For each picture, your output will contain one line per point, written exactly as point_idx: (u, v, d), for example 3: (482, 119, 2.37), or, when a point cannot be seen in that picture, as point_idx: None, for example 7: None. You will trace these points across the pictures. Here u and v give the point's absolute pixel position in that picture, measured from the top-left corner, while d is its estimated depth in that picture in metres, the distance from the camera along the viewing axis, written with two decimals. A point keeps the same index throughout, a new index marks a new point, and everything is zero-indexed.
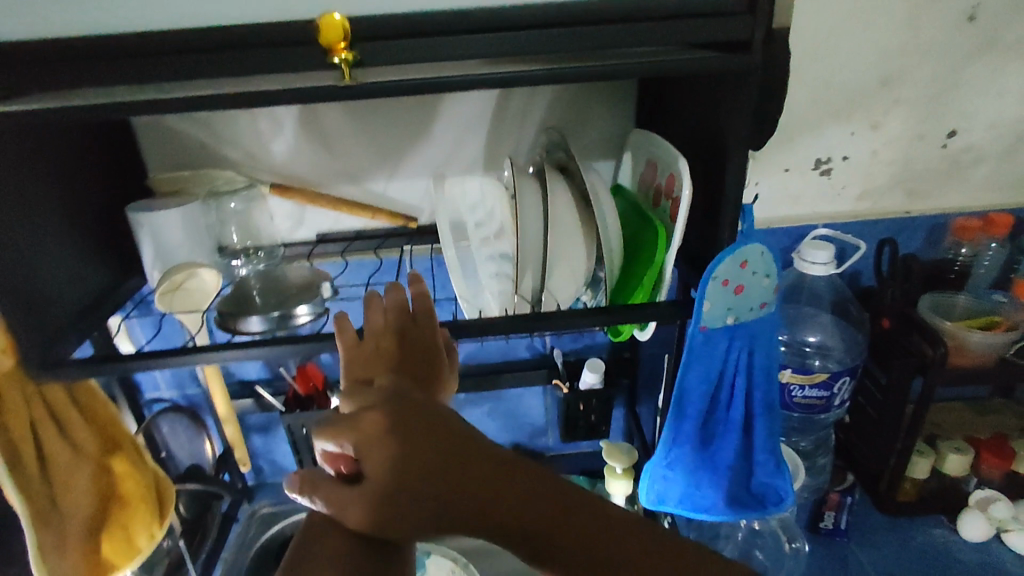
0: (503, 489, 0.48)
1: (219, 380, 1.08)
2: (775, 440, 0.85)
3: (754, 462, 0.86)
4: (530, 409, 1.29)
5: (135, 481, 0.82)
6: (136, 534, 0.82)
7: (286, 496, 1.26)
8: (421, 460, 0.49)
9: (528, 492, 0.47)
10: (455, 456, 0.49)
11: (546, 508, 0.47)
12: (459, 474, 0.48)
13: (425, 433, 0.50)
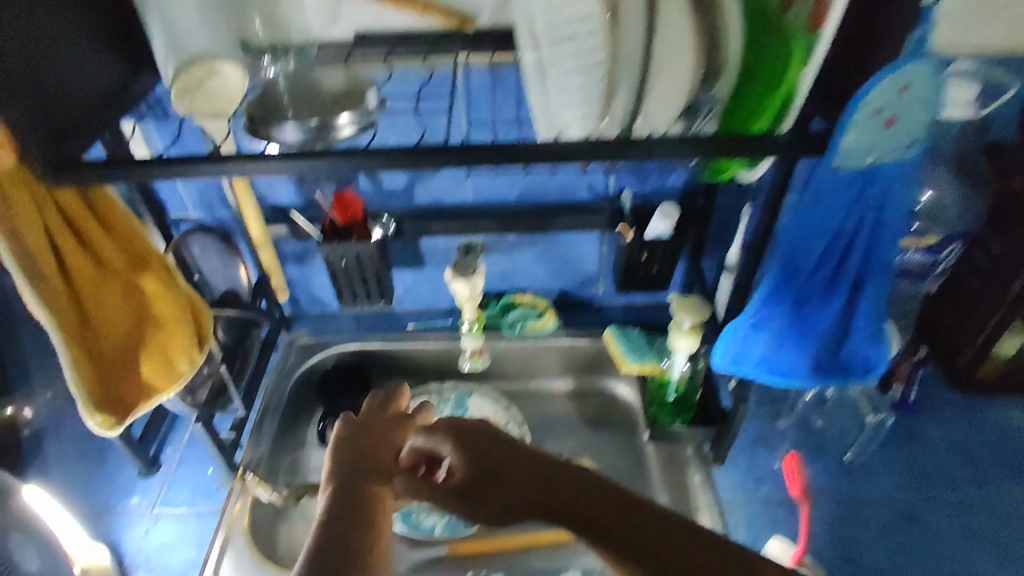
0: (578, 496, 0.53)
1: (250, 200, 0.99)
2: (881, 307, 0.74)
3: (850, 330, 0.76)
4: (582, 257, 1.19)
5: (168, 302, 0.75)
6: (176, 359, 0.77)
7: (326, 328, 1.24)
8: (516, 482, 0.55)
9: (604, 512, 0.51)
10: (554, 491, 0.54)
11: (638, 533, 0.50)
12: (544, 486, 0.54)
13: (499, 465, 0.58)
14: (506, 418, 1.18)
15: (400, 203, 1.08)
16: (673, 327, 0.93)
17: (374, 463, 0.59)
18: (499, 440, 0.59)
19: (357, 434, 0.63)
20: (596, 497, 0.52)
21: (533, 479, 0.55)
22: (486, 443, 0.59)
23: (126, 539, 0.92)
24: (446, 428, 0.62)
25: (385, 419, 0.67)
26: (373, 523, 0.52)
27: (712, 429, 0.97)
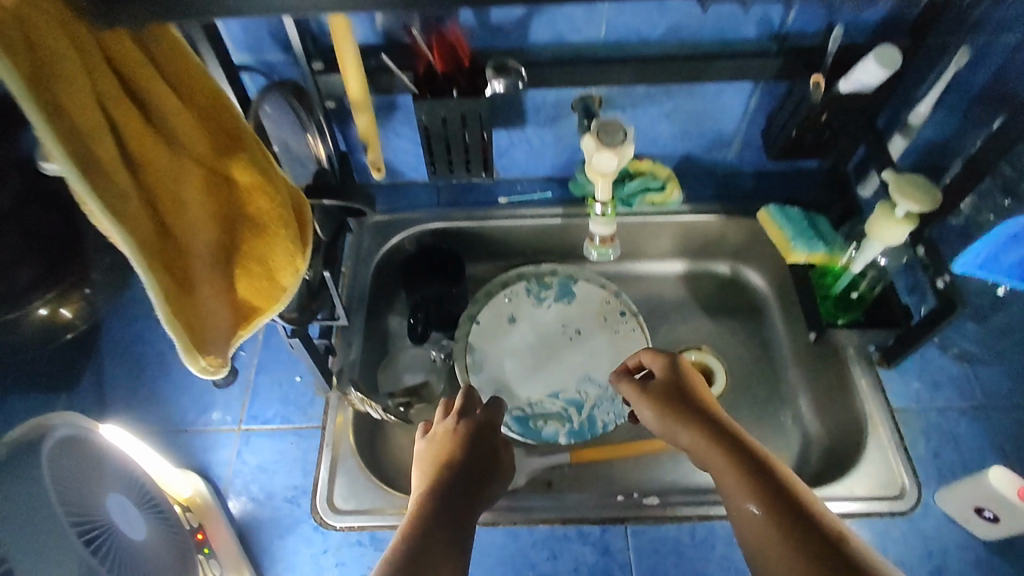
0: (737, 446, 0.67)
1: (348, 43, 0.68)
2: None
3: None
4: (723, 114, 0.94)
5: (266, 198, 0.53)
6: (278, 271, 0.57)
7: (398, 202, 1.01)
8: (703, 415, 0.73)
9: (751, 475, 0.64)
10: (738, 439, 0.68)
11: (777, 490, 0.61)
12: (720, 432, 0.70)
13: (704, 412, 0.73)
14: (621, 305, 1.01)
15: (511, 42, 0.81)
16: (880, 213, 0.74)
17: (460, 467, 0.69)
18: (709, 411, 0.73)
19: (464, 441, 0.72)
20: (747, 460, 0.65)
21: (742, 459, 0.65)
22: (678, 381, 0.78)
23: (219, 462, 0.80)
24: (673, 390, 0.77)
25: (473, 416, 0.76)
26: (458, 518, 0.63)
27: (894, 331, 0.82)
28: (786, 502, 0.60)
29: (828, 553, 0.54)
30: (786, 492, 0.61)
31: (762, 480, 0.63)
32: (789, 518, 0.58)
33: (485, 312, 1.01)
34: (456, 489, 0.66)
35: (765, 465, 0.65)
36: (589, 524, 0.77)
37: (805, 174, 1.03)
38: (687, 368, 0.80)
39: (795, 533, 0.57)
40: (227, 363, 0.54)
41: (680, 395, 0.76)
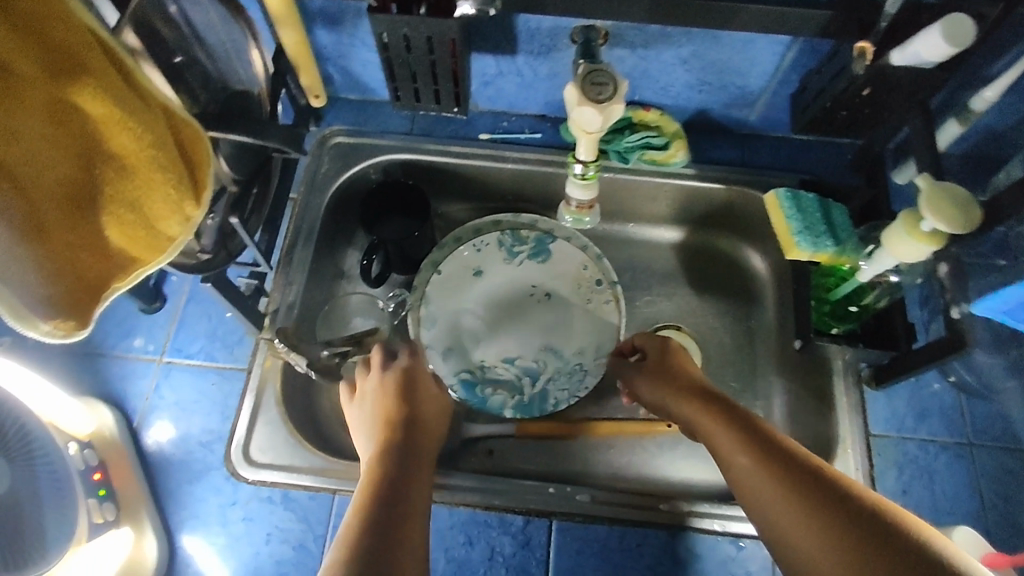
0: (730, 420, 0.63)
1: None
2: None
3: None
4: (750, 67, 0.79)
5: (130, 133, 0.44)
6: (159, 219, 0.49)
7: (367, 124, 0.90)
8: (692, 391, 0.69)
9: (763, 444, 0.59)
10: (731, 412, 0.64)
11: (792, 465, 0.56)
12: (713, 406, 0.66)
13: (694, 389, 0.70)
14: (598, 273, 0.91)
15: None
16: (903, 224, 0.62)
17: (411, 421, 0.67)
18: (696, 382, 0.71)
19: (404, 388, 0.70)
20: (749, 431, 0.61)
21: (732, 419, 0.63)
22: (670, 359, 0.75)
23: (134, 394, 0.75)
24: (663, 366, 0.74)
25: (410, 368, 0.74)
26: (414, 467, 0.61)
27: (888, 354, 0.73)
28: (783, 451, 0.58)
29: (834, 498, 0.52)
30: (780, 442, 0.59)
31: (755, 434, 0.60)
32: (788, 465, 0.56)
33: (449, 259, 0.92)
34: (413, 442, 0.65)
35: (752, 421, 0.62)
36: (512, 513, 0.72)
37: (833, 149, 0.89)
38: (677, 349, 0.77)
39: (792, 477, 0.55)
40: (86, 327, 0.48)
41: (671, 373, 0.73)
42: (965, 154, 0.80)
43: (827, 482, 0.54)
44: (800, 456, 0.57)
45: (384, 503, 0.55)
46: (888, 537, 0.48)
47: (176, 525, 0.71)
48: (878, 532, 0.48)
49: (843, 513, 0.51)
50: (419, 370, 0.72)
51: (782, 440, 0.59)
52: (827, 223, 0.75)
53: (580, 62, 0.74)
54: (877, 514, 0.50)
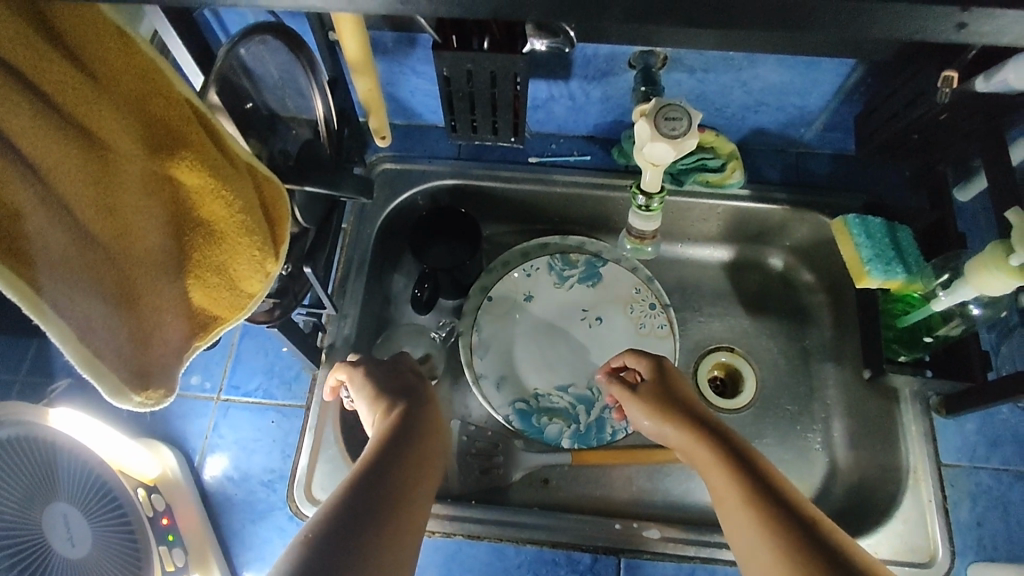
0: (723, 455, 0.63)
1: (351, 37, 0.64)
2: None
3: None
4: (812, 89, 0.77)
5: (218, 198, 0.43)
6: (242, 279, 0.48)
7: (414, 149, 0.88)
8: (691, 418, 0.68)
9: (756, 485, 0.59)
10: (726, 444, 0.63)
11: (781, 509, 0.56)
12: (708, 436, 0.65)
13: (691, 414, 0.68)
14: (651, 296, 0.90)
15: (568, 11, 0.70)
16: (991, 257, 0.60)
17: (405, 423, 0.62)
18: (691, 405, 0.70)
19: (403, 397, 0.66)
20: (745, 470, 0.60)
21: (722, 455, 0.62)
22: (667, 378, 0.74)
23: (194, 434, 0.75)
24: (663, 387, 0.73)
25: (389, 369, 0.69)
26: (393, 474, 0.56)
27: (963, 384, 0.72)
28: (778, 500, 0.57)
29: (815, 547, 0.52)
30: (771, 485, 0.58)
31: (746, 474, 0.60)
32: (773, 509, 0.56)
33: (499, 284, 0.91)
34: (403, 445, 0.59)
35: (746, 458, 0.61)
36: (579, 550, 0.72)
37: (892, 167, 0.87)
38: (672, 370, 0.75)
39: (777, 519, 0.55)
40: (171, 395, 0.46)
41: (670, 396, 0.71)
42: None
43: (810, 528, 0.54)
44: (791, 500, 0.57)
45: (359, 522, 0.50)
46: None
47: (242, 566, 0.71)
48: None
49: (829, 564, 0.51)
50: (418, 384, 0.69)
51: (779, 487, 0.58)
52: (896, 249, 0.74)
53: (639, 89, 0.73)
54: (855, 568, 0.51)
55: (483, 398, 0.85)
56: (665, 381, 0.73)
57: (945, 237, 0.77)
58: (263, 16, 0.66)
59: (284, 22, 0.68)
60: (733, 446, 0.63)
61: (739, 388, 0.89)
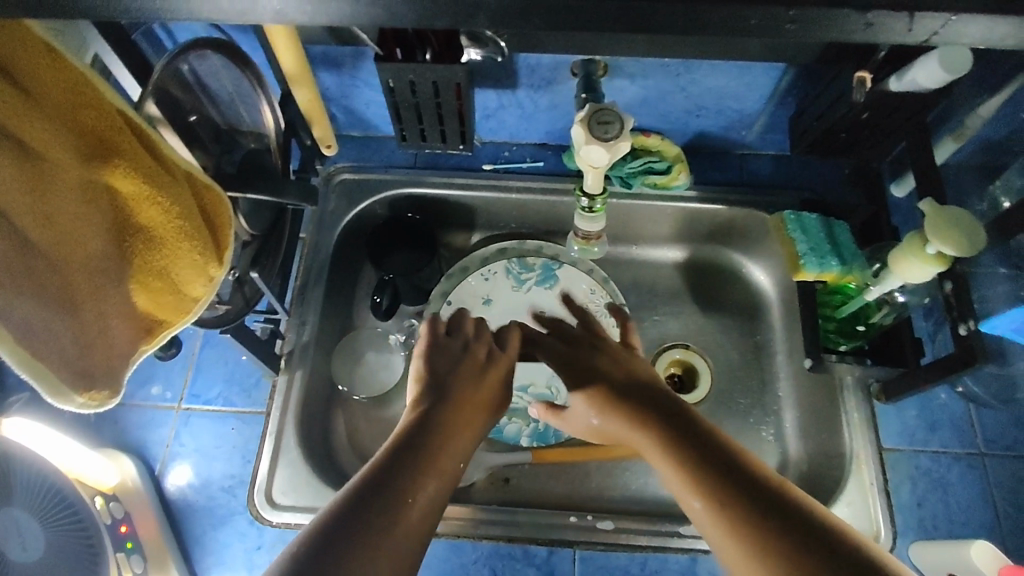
0: (641, 412, 0.58)
1: (291, 53, 0.70)
2: None
3: None
4: (746, 92, 0.80)
5: (156, 205, 0.45)
6: (185, 285, 0.50)
7: (371, 159, 0.91)
8: (623, 381, 0.63)
9: (679, 435, 0.53)
10: (652, 400, 0.59)
11: (697, 452, 0.50)
12: (628, 396, 0.60)
13: (624, 377, 0.63)
14: (606, 297, 0.92)
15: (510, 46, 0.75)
16: (909, 247, 0.64)
17: (448, 385, 0.55)
18: (625, 365, 0.65)
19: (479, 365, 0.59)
20: (667, 421, 0.55)
21: (635, 397, 0.60)
22: (606, 344, 0.70)
23: (155, 442, 0.76)
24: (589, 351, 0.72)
25: (455, 358, 0.59)
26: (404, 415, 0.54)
27: (898, 369, 0.74)
28: (688, 440, 0.52)
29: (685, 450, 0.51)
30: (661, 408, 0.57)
31: (671, 430, 0.53)
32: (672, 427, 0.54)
33: (458, 289, 0.93)
34: (438, 413, 0.52)
35: (672, 409, 0.57)
36: (535, 544, 0.73)
37: (831, 165, 0.91)
38: (598, 324, 0.74)
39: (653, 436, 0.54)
40: (117, 395, 0.48)
41: (589, 360, 0.67)
42: (960, 164, 0.83)
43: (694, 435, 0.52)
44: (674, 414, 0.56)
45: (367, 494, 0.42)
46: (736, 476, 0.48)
47: (203, 571, 0.72)
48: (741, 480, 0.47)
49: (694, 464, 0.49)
50: (495, 363, 0.61)
51: (692, 428, 0.54)
52: (832, 243, 0.77)
53: (581, 96, 0.75)
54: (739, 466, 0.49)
55: None
56: (590, 349, 0.69)
57: (880, 230, 0.81)
58: (212, 32, 0.69)
59: (235, 39, 0.71)
60: (653, 402, 0.59)
61: (693, 383, 0.91)
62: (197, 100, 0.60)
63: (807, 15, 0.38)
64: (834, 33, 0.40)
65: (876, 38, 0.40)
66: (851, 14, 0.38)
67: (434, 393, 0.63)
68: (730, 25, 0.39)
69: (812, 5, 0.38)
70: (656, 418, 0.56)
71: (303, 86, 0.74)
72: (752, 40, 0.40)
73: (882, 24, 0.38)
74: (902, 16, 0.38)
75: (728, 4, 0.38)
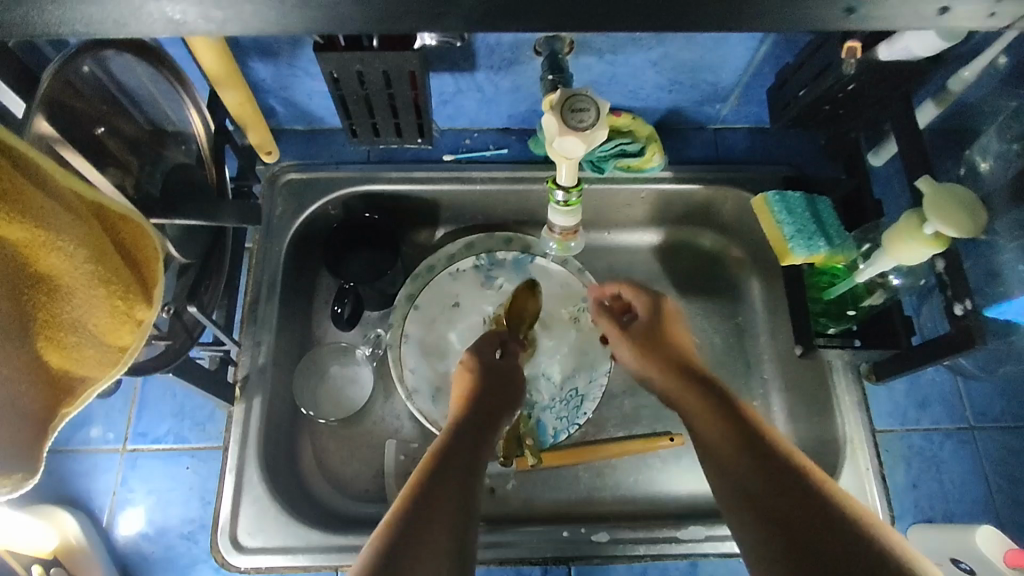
0: (723, 406, 0.63)
1: (212, 49, 0.61)
2: None
3: None
4: (722, 65, 0.75)
5: (60, 251, 0.37)
6: (104, 331, 0.42)
7: (319, 156, 0.82)
8: (689, 373, 0.68)
9: (763, 441, 0.58)
10: (731, 400, 0.63)
11: (773, 461, 0.56)
12: (701, 392, 0.65)
13: (694, 370, 0.68)
14: (583, 288, 0.86)
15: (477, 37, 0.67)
16: (907, 228, 0.60)
17: (473, 418, 0.65)
18: (689, 358, 0.71)
19: (491, 389, 0.69)
20: (739, 424, 0.61)
21: (709, 396, 0.65)
22: (676, 329, 0.74)
23: (100, 491, 0.69)
24: (652, 337, 0.73)
25: (487, 384, 0.69)
26: (458, 474, 0.57)
27: (890, 351, 0.72)
28: (761, 449, 0.58)
29: (823, 515, 0.51)
30: (781, 457, 0.57)
31: (743, 435, 0.60)
32: (779, 467, 0.56)
33: (425, 291, 0.84)
34: (465, 444, 0.61)
35: (741, 412, 0.62)
36: (528, 564, 0.71)
37: (808, 137, 0.87)
38: (670, 316, 0.75)
39: (780, 483, 0.55)
40: (34, 472, 0.41)
41: (658, 339, 0.72)
42: (940, 128, 0.80)
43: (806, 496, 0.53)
44: (801, 471, 0.55)
45: (413, 514, 0.52)
46: (854, 553, 0.48)
47: None
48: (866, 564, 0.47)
49: (810, 539, 0.50)
50: (506, 388, 0.70)
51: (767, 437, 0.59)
52: (817, 223, 0.73)
53: (547, 77, 0.68)
54: (860, 546, 0.48)
55: (417, 412, 0.78)
56: (662, 335, 0.73)
57: (864, 204, 0.77)
58: None
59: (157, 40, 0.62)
60: (728, 401, 0.63)
61: None
62: (103, 107, 0.51)
63: None
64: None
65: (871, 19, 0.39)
66: None
67: (488, 429, 0.65)
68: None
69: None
70: (734, 424, 0.61)
71: (229, 81, 0.65)
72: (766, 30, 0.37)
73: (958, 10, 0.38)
74: None
75: None
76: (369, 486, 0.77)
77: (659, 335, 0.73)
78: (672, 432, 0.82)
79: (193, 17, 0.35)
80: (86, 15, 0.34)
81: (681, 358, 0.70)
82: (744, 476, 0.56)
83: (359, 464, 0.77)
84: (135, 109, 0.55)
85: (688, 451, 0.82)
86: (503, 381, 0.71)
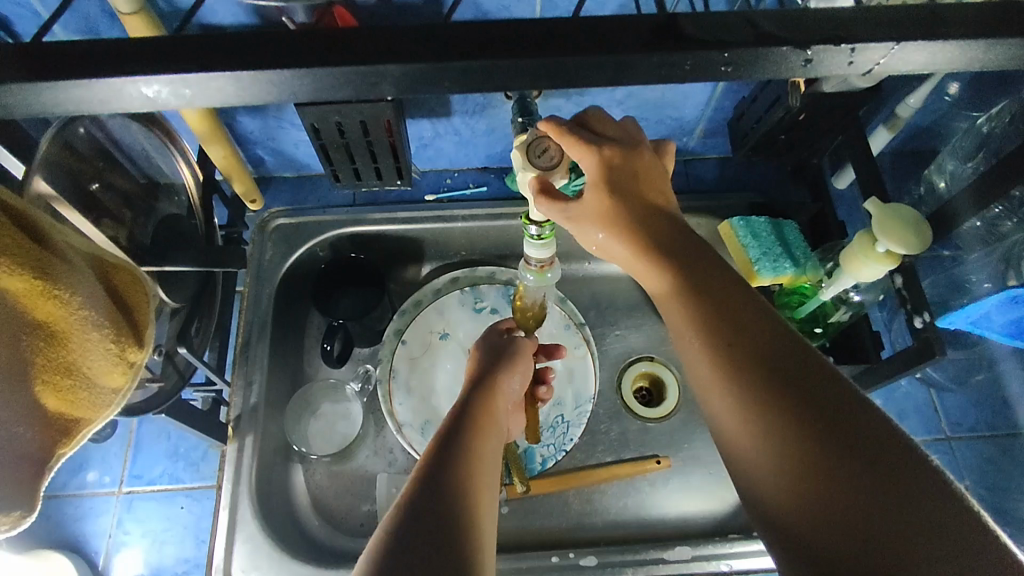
0: (724, 309, 0.47)
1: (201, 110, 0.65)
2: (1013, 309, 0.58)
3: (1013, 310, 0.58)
4: (684, 102, 0.79)
5: (55, 300, 0.40)
6: (98, 372, 0.45)
7: (307, 202, 0.87)
8: (682, 259, 0.50)
9: (781, 354, 0.43)
10: (730, 304, 0.47)
11: (793, 386, 0.42)
12: (695, 288, 0.48)
13: (685, 257, 0.50)
14: (565, 317, 0.89)
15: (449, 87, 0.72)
16: (859, 247, 0.64)
17: (471, 414, 0.59)
18: (676, 236, 0.52)
19: (482, 386, 0.63)
20: (744, 339, 0.45)
21: (710, 295, 0.47)
22: (642, 182, 0.53)
23: (97, 533, 0.70)
24: (625, 207, 0.52)
25: (483, 381, 0.64)
26: (457, 479, 0.51)
27: (860, 365, 0.74)
28: (775, 371, 0.43)
29: (855, 463, 0.38)
30: (805, 375, 0.42)
31: (752, 353, 0.44)
32: (802, 391, 0.42)
33: (412, 326, 0.87)
34: (460, 442, 0.55)
35: (750, 318, 0.46)
36: None
37: (774, 164, 0.91)
38: (626, 160, 0.53)
39: (799, 421, 0.41)
40: (32, 510, 0.44)
41: (634, 219, 0.52)
42: (895, 152, 0.84)
43: (814, 390, 0.41)
44: (832, 396, 0.41)
45: (414, 525, 0.46)
46: (867, 450, 0.39)
47: None
48: (888, 469, 0.38)
49: (827, 461, 0.39)
50: (499, 380, 0.65)
51: (784, 352, 0.44)
52: (783, 245, 0.76)
53: (517, 120, 0.68)
54: (898, 471, 0.38)
55: (407, 445, 0.80)
56: (631, 207, 0.52)
57: (829, 227, 0.81)
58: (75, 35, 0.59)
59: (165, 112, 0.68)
60: (726, 307, 0.47)
61: (662, 397, 0.88)
62: (99, 165, 0.55)
63: (738, 57, 0.37)
64: (771, 69, 0.39)
65: (818, 72, 0.39)
66: (789, 52, 0.37)
67: (488, 425, 0.59)
68: (664, 69, 0.38)
69: (741, 44, 0.37)
70: (736, 335, 0.45)
71: (216, 137, 0.69)
72: (689, 82, 0.40)
73: (899, 56, 0.38)
74: (841, 49, 0.37)
75: (657, 52, 0.37)
76: (362, 521, 0.78)
77: (627, 207, 0.52)
78: (659, 454, 0.84)
79: (165, 95, 0.37)
80: (68, 100, 0.36)
81: (661, 240, 0.51)
82: (724, 369, 0.44)
83: (352, 498, 0.79)
84: (131, 164, 0.58)
85: (675, 473, 0.83)
86: (499, 375, 0.65)
